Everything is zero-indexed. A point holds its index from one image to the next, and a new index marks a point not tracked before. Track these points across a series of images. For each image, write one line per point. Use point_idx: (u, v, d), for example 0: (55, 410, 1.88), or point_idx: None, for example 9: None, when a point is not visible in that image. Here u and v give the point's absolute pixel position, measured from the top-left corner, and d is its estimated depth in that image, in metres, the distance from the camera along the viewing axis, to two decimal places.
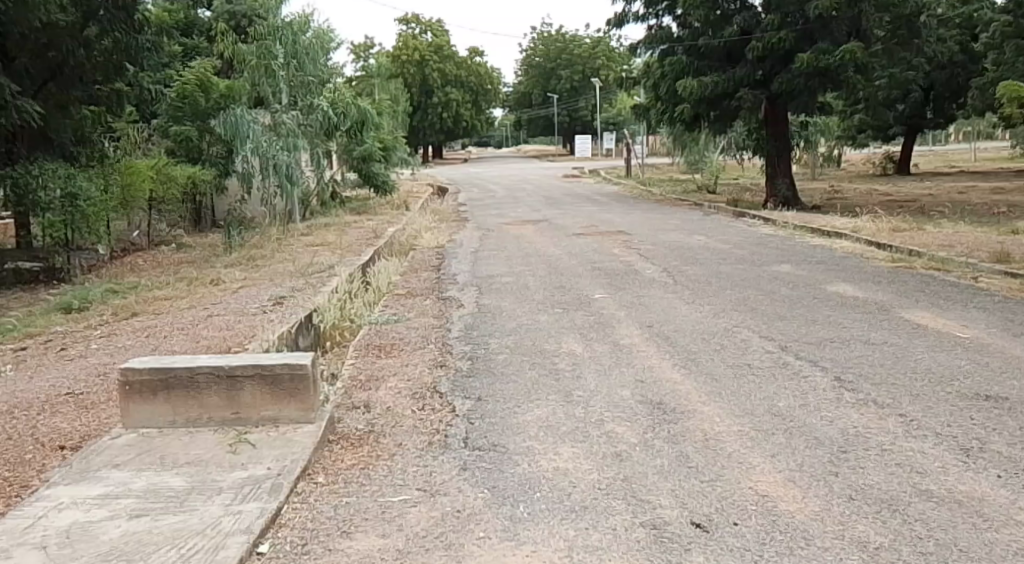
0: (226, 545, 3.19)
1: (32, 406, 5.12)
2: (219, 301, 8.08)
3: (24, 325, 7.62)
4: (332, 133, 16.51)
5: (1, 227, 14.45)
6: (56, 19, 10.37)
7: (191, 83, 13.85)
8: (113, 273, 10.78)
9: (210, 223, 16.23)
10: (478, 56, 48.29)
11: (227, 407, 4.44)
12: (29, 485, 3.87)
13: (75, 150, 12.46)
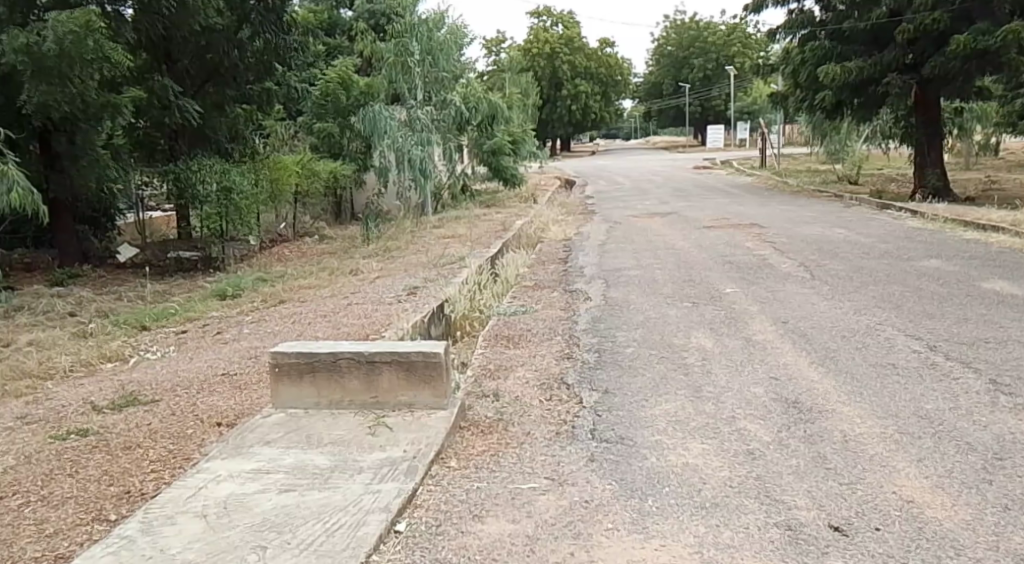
0: (367, 522, 3.35)
1: (192, 384, 5.52)
2: (358, 289, 8.44)
3: (185, 310, 8.20)
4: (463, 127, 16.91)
5: (164, 219, 15.55)
6: (214, 23, 11.03)
7: (334, 82, 14.50)
8: (262, 262, 11.43)
9: (349, 216, 16.88)
10: (609, 47, 47.95)
11: (367, 391, 4.64)
12: (191, 458, 4.18)
13: (228, 147, 13.25)
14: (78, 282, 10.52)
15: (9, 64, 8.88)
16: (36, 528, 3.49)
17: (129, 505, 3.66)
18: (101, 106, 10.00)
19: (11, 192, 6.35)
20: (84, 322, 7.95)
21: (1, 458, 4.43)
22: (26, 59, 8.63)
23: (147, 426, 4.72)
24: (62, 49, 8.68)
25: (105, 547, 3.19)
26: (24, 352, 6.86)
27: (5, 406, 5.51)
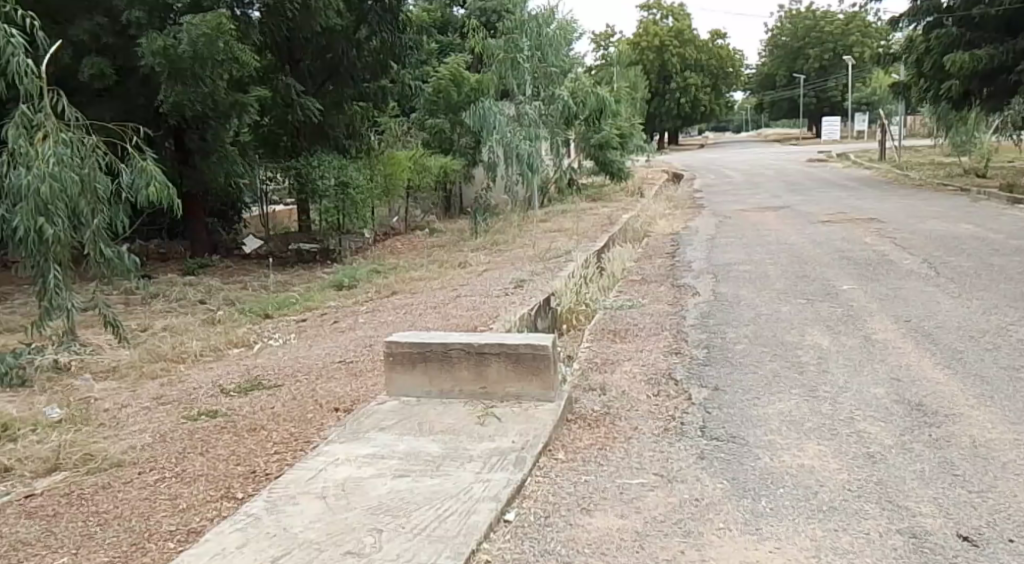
0: (478, 510, 3.42)
1: (311, 370, 5.76)
2: (467, 282, 8.58)
3: (304, 299, 8.54)
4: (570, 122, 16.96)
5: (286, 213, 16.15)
6: (333, 24, 11.46)
7: (446, 78, 14.99)
8: (376, 254, 11.77)
9: (458, 209, 17.12)
10: (720, 39, 46.90)
11: (476, 381, 4.72)
12: (311, 441, 4.36)
13: (346, 144, 13.38)
14: (207, 272, 11.08)
15: (148, 66, 9.47)
16: (172, 503, 3.72)
17: (255, 484, 3.85)
18: (230, 104, 10.48)
19: (150, 185, 6.80)
20: (213, 310, 8.38)
21: (140, 436, 4.74)
22: (164, 60, 9.23)
23: (270, 410, 4.94)
24: (195, 50, 9.32)
25: (234, 523, 3.37)
26: (159, 337, 7.29)
27: (143, 387, 5.89)
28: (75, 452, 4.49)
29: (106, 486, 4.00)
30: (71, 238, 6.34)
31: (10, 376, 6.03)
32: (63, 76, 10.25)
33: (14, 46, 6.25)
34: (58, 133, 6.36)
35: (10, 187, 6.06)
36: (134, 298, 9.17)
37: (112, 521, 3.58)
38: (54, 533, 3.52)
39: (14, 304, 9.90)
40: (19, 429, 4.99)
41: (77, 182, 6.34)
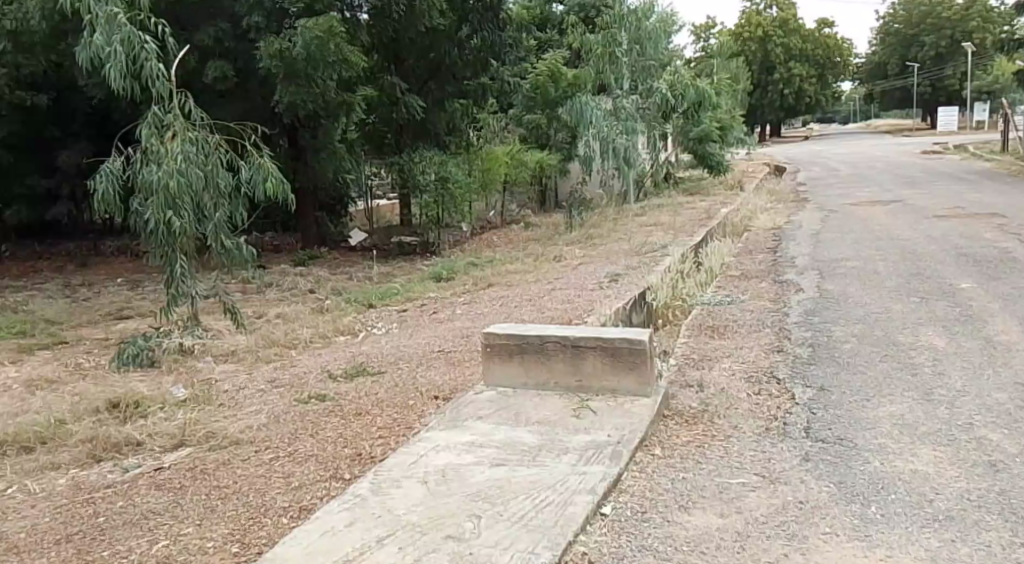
0: (574, 502, 3.40)
1: (412, 359, 5.86)
2: (562, 275, 8.55)
3: (405, 290, 8.70)
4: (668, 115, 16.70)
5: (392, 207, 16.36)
6: (437, 24, 11.69)
7: (544, 74, 15.10)
8: (473, 248, 11.89)
9: (553, 203, 17.10)
10: (828, 27, 45.28)
11: (572, 374, 4.69)
12: (413, 427, 4.43)
13: (446, 140, 13.71)
14: (315, 262, 11.44)
15: (265, 67, 9.95)
16: (284, 480, 3.85)
17: (360, 467, 3.93)
18: (339, 104, 10.76)
19: (265, 182, 7.15)
20: (322, 298, 8.64)
21: (254, 416, 4.93)
22: (280, 62, 9.72)
23: (375, 396, 5.05)
24: (308, 52, 9.69)
25: (342, 503, 3.45)
26: (272, 323, 7.57)
27: (257, 370, 6.13)
28: (199, 430, 4.72)
29: (226, 463, 4.16)
30: (195, 231, 6.79)
31: (142, 357, 6.44)
32: (187, 79, 10.80)
33: (147, 50, 6.59)
34: (186, 132, 6.70)
35: (143, 182, 6.52)
36: (249, 286, 9.56)
37: (231, 495, 3.73)
38: (179, 504, 3.69)
39: (142, 291, 10.48)
40: (149, 407, 5.30)
41: (201, 177, 6.74)
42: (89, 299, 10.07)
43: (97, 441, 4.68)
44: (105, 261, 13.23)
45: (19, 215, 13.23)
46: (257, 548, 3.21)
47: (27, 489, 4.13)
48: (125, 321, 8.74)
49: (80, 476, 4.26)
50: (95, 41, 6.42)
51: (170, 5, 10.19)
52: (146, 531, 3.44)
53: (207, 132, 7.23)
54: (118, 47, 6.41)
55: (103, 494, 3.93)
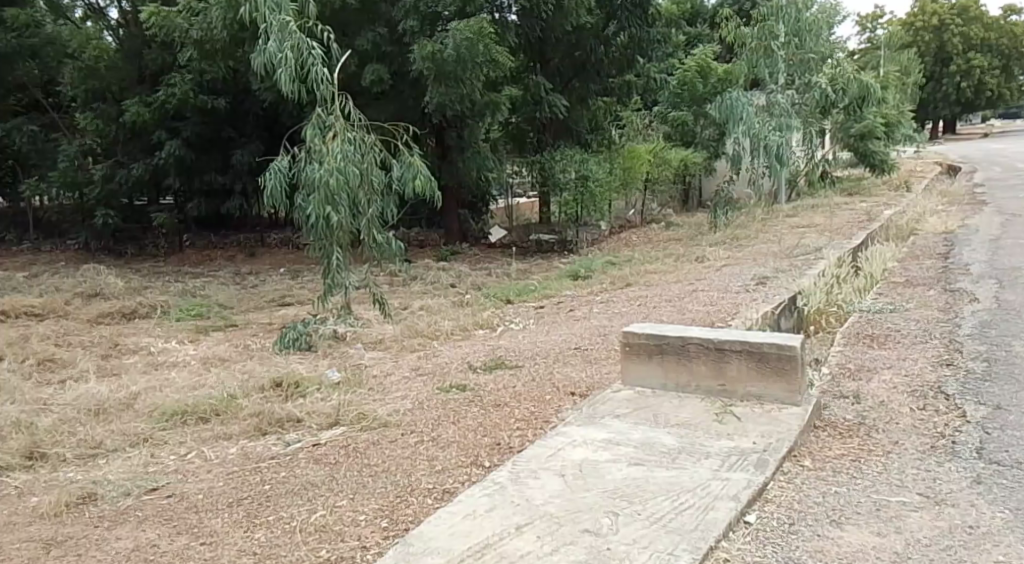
0: (716, 508, 3.29)
1: (549, 354, 5.87)
2: (704, 277, 8.36)
3: (543, 287, 8.74)
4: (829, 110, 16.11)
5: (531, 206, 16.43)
6: (584, 22, 11.77)
7: (693, 70, 15.42)
8: (612, 246, 11.81)
9: (696, 203, 16.65)
10: (1015, 15, 41.93)
11: (715, 378, 4.56)
12: (549, 422, 4.44)
13: (588, 138, 13.77)
14: (457, 258, 11.69)
15: (417, 70, 10.24)
16: (428, 463, 3.99)
17: (500, 456, 4.02)
18: (485, 103, 10.98)
19: (415, 179, 7.36)
20: (462, 293, 8.81)
21: (401, 401, 5.09)
22: (432, 63, 9.94)
23: (512, 388, 5.10)
24: (459, 54, 9.91)
25: (482, 488, 3.55)
26: (417, 315, 7.79)
27: (404, 359, 6.31)
28: (352, 410, 4.92)
29: (376, 443, 4.35)
30: (351, 226, 7.11)
31: (301, 341, 6.78)
32: (346, 81, 11.30)
33: (313, 56, 6.95)
34: (346, 132, 7.02)
35: (306, 180, 6.90)
36: (396, 279, 9.87)
37: (379, 474, 3.91)
38: (335, 478, 3.91)
39: (300, 280, 11.05)
40: (307, 387, 5.57)
41: (357, 175, 7.03)
42: (254, 286, 10.71)
43: (263, 416, 4.97)
44: (267, 252, 14.02)
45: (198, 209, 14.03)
46: (404, 525, 3.37)
47: (204, 456, 4.44)
48: (285, 308, 9.23)
49: (248, 447, 4.54)
50: (268, 48, 6.79)
51: (334, 13, 10.69)
52: (306, 501, 3.68)
53: (363, 132, 7.52)
54: (288, 53, 6.75)
55: (268, 464, 4.20)
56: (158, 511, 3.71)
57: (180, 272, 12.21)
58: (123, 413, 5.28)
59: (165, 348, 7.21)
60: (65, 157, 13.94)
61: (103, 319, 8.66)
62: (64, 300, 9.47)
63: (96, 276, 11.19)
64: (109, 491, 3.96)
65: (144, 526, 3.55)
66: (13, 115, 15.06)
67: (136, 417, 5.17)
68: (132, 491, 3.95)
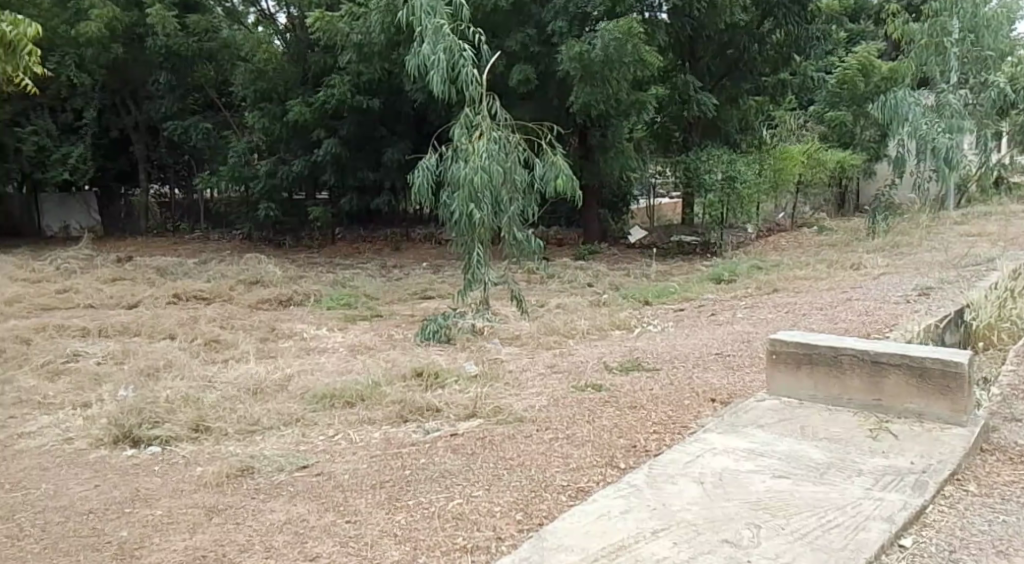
0: (868, 528, 3.09)
1: (689, 359, 5.71)
2: (860, 285, 7.92)
3: (684, 289, 8.55)
4: (1007, 110, 14.93)
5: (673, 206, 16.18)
6: (737, 20, 11.44)
7: (854, 68, 14.81)
8: (759, 250, 11.41)
9: (853, 207, 16.22)
10: None
11: (870, 392, 4.30)
12: (688, 427, 4.32)
13: (737, 139, 13.46)
14: (596, 257, 11.62)
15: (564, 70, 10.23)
16: (564, 461, 3.96)
17: (636, 457, 3.95)
18: (630, 103, 10.89)
19: (557, 178, 7.35)
20: (600, 292, 8.74)
21: (537, 398, 5.08)
22: (579, 64, 9.94)
23: (650, 391, 4.99)
24: (607, 54, 9.82)
25: (618, 490, 3.49)
26: (554, 312, 7.78)
27: (540, 355, 6.31)
28: (488, 404, 4.96)
29: (511, 437, 4.38)
30: (492, 223, 7.18)
31: (440, 333, 6.91)
32: (494, 81, 11.44)
33: (464, 57, 7.06)
34: (492, 131, 7.10)
35: (452, 177, 7.03)
36: (535, 277, 9.89)
37: (514, 468, 3.91)
38: (472, 468, 3.95)
39: (442, 274, 11.27)
40: (446, 378, 5.66)
41: (501, 173, 7.09)
42: (399, 279, 11.02)
43: (405, 404, 5.08)
44: (412, 247, 14.41)
45: (350, 204, 14.60)
46: (538, 520, 3.35)
47: (349, 438, 4.59)
48: (427, 301, 9.44)
49: (391, 433, 4.65)
50: (423, 50, 6.96)
51: (486, 15, 10.86)
52: (444, 488, 3.73)
53: (509, 131, 7.58)
54: (441, 55, 6.90)
55: (409, 450, 4.29)
56: (308, 487, 3.86)
57: (331, 263, 12.74)
58: (279, 393, 5.54)
59: (316, 335, 7.51)
60: (235, 153, 14.87)
61: (261, 305, 9.14)
62: (228, 285, 10.06)
63: (256, 264, 11.83)
64: (264, 466, 4.15)
65: (295, 500, 3.70)
66: (189, 114, 16.14)
67: (290, 399, 5.41)
68: (284, 467, 4.12)
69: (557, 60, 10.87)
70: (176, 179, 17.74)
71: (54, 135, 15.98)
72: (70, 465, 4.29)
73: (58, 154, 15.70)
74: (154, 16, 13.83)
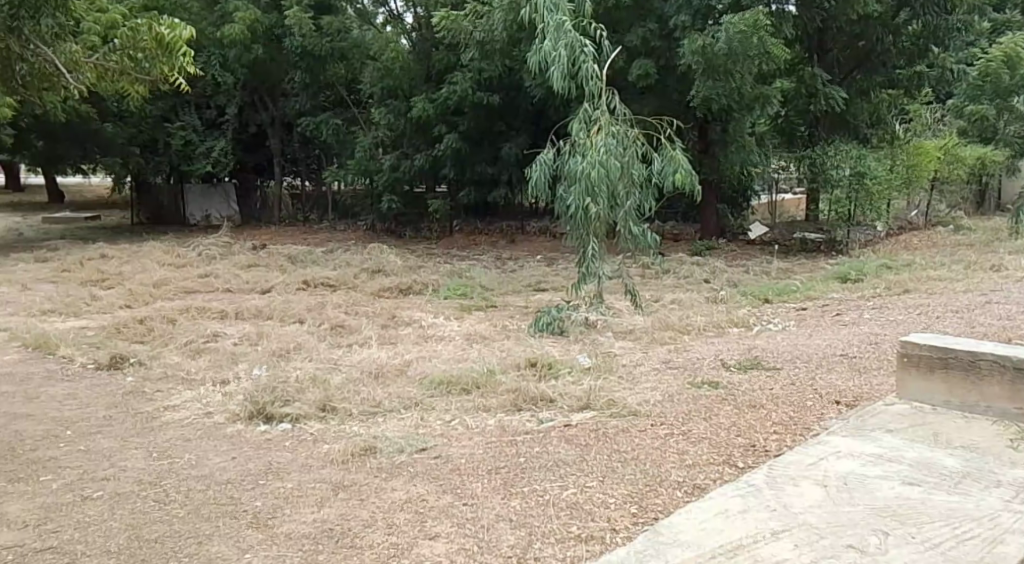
0: (1006, 541, 2.94)
1: (812, 359, 5.54)
2: (1000, 288, 7.50)
3: (807, 287, 8.31)
4: None
5: (796, 202, 15.71)
6: (871, 11, 10.96)
7: (998, 59, 13.82)
8: (889, 249, 10.95)
9: (993, 206, 15.38)
10: None
11: (1010, 400, 4.08)
12: (811, 429, 4.21)
13: (868, 133, 12.90)
14: (714, 253, 11.42)
15: (686, 63, 10.08)
16: (679, 457, 3.94)
17: (755, 457, 3.87)
18: (754, 97, 10.63)
19: (676, 173, 7.24)
20: (717, 288, 8.59)
21: (651, 392, 5.06)
22: (701, 58, 9.78)
23: (770, 391, 4.89)
24: (731, 47, 9.62)
25: (736, 489, 3.45)
26: (669, 308, 7.70)
27: (655, 350, 6.28)
28: (602, 396, 4.97)
29: (625, 430, 4.38)
30: (609, 217, 7.18)
31: (554, 325, 6.96)
32: (614, 76, 11.41)
33: (585, 53, 7.07)
34: (611, 126, 7.09)
35: (569, 171, 7.06)
36: (650, 271, 9.81)
37: (629, 462, 3.91)
38: (586, 459, 3.97)
39: (557, 267, 11.32)
40: (560, 369, 5.71)
41: (618, 168, 7.06)
42: (514, 270, 11.13)
43: (519, 393, 5.15)
44: (527, 239, 14.54)
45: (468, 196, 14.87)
46: (653, 514, 3.35)
47: (466, 424, 4.69)
48: (542, 293, 9.51)
49: (505, 421, 4.73)
50: (544, 46, 7.01)
51: (606, 11, 10.84)
52: (558, 477, 3.77)
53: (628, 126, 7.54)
54: (562, 51, 6.92)
55: (523, 439, 4.35)
56: (427, 469, 3.98)
57: (448, 254, 13.00)
58: (399, 377, 5.73)
59: (434, 323, 7.70)
60: (361, 147, 15.37)
61: (382, 292, 9.43)
62: (352, 273, 10.42)
63: (378, 254, 12.20)
64: (386, 446, 4.30)
65: (415, 481, 3.82)
66: (320, 109, 16.79)
67: (409, 383, 5.58)
68: (405, 448, 4.26)
69: (678, 54, 10.73)
70: (307, 172, 18.21)
71: (198, 129, 16.92)
72: (209, 438, 4.56)
73: (201, 148, 16.74)
74: (292, 17, 14.52)
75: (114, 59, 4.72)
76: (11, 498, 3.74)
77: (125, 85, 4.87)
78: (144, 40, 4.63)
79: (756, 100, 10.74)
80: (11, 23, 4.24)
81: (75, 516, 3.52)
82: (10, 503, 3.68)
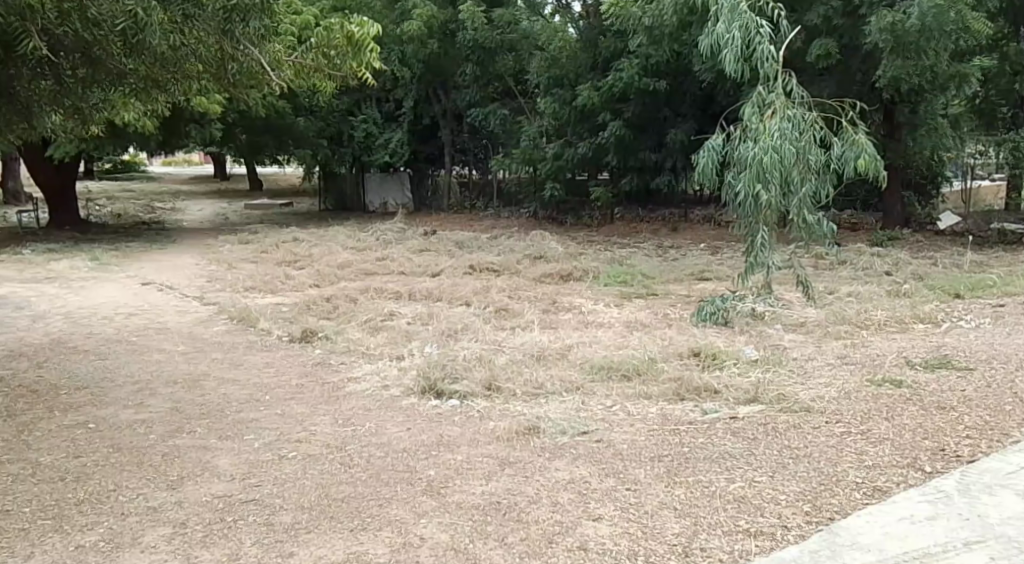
0: None
1: (1011, 361, 5.08)
2: None
3: (1005, 283, 7.63)
4: None
5: (991, 191, 14.52)
6: None
7: None
8: None
9: None
10: None
11: None
12: (1009, 435, 3.88)
13: None
14: (896, 245, 10.72)
15: (872, 41, 9.48)
16: (857, 457, 3.72)
17: (945, 462, 3.59)
18: (948, 77, 9.87)
19: (858, 158, 6.80)
20: (900, 282, 8.03)
21: (827, 388, 4.82)
22: (890, 35, 9.14)
23: (960, 392, 4.53)
24: (924, 22, 8.93)
25: (923, 494, 3.22)
26: (845, 301, 7.28)
27: (830, 345, 5.96)
28: (772, 390, 4.77)
29: (795, 427, 4.18)
30: (780, 205, 6.85)
31: (718, 315, 6.73)
32: (792, 57, 10.93)
33: (761, 34, 6.77)
34: (786, 110, 6.77)
35: (740, 157, 6.80)
36: (824, 262, 9.33)
37: (801, 459, 3.73)
38: (755, 453, 3.83)
39: (723, 256, 10.99)
40: (726, 360, 5.53)
41: (793, 153, 6.74)
42: (678, 259, 10.91)
43: (683, 382, 5.03)
44: (691, 228, 14.20)
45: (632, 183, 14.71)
46: (829, 513, 3.17)
47: (627, 410, 4.64)
48: (706, 283, 9.25)
49: (668, 410, 4.64)
50: (718, 29, 6.78)
51: None
52: (724, 469, 3.65)
53: (805, 109, 7.17)
54: (736, 33, 6.67)
55: (687, 429, 4.25)
56: (590, 451, 3.97)
57: (611, 241, 12.91)
58: (562, 361, 5.75)
59: (596, 309, 7.66)
60: (528, 136, 15.52)
61: (545, 278, 9.48)
62: (516, 259, 10.54)
63: (542, 240, 12.32)
64: (549, 427, 4.32)
65: (579, 462, 3.82)
66: (489, 98, 17.09)
67: (572, 366, 5.60)
68: (568, 430, 4.26)
69: (863, 33, 10.09)
70: (475, 160, 18.61)
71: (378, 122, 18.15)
72: (385, 409, 4.75)
73: (381, 140, 17.87)
74: (465, 11, 14.80)
75: (310, 56, 5.03)
76: (221, 452, 4.06)
77: (320, 78, 5.31)
78: (337, 38, 4.98)
79: (950, 79, 9.95)
80: (225, 26, 4.29)
81: (273, 473, 3.76)
82: (220, 457, 3.99)
